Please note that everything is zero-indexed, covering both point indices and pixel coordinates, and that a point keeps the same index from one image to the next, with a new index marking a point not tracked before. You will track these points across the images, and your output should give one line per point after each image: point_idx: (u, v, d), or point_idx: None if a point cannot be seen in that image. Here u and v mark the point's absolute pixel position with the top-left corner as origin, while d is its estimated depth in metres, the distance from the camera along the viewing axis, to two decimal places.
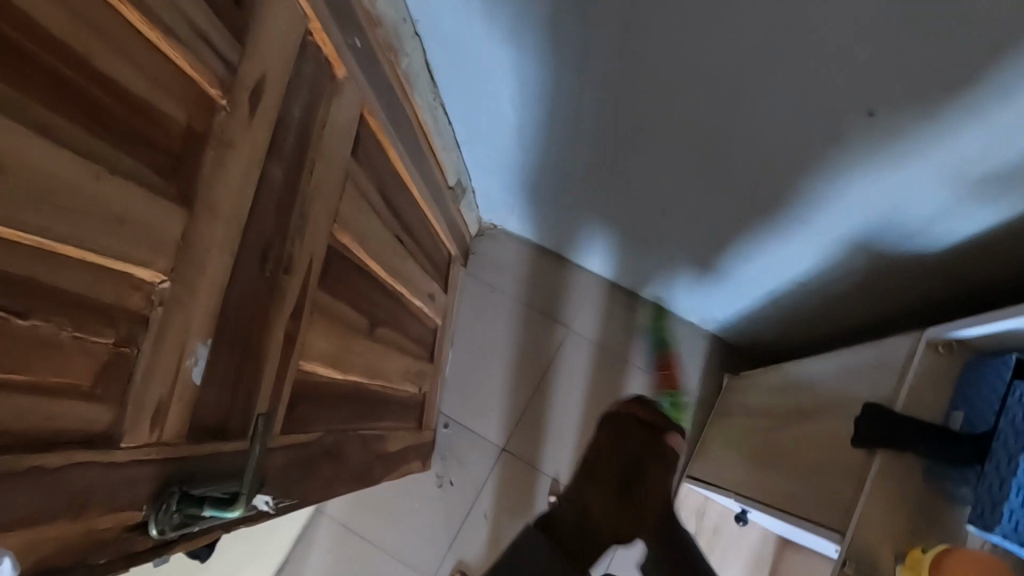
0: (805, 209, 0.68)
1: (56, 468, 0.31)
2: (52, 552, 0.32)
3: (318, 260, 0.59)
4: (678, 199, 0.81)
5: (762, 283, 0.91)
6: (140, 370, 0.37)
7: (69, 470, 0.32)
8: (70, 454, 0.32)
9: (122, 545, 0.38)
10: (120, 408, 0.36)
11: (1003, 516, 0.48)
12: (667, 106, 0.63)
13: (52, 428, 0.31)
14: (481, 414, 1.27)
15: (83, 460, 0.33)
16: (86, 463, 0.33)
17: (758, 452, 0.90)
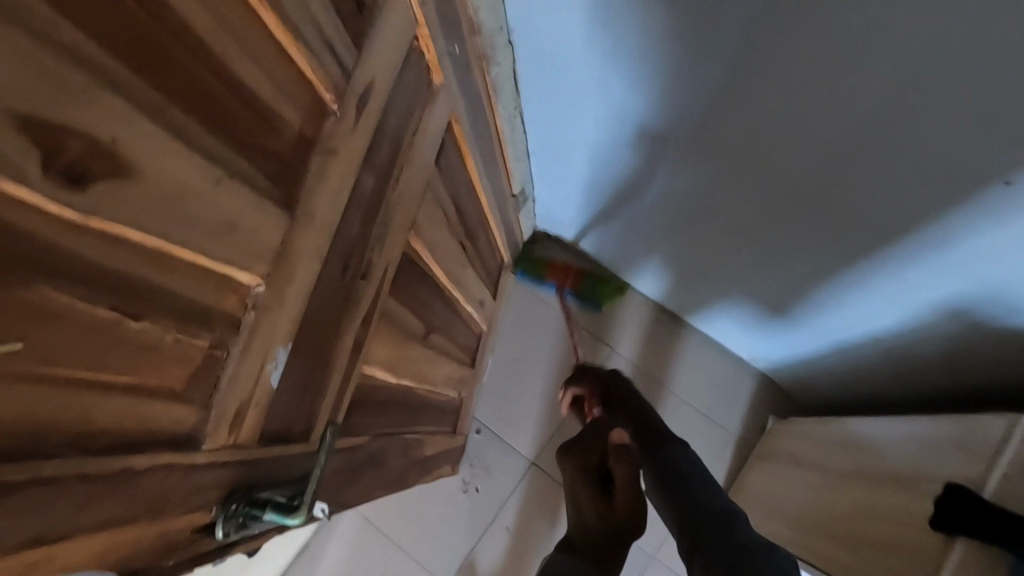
0: (900, 269, 0.65)
1: (144, 471, 0.30)
2: (129, 553, 0.32)
3: (392, 266, 0.58)
4: (757, 238, 0.78)
5: (830, 331, 0.87)
6: (226, 374, 0.36)
7: (155, 473, 0.31)
8: (158, 457, 0.31)
9: (188, 545, 0.37)
10: (204, 410, 0.35)
11: None
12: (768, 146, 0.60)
13: (144, 430, 0.31)
14: (513, 424, 1.26)
15: (169, 462, 0.32)
16: (170, 466, 0.33)
17: (806, 509, 0.87)
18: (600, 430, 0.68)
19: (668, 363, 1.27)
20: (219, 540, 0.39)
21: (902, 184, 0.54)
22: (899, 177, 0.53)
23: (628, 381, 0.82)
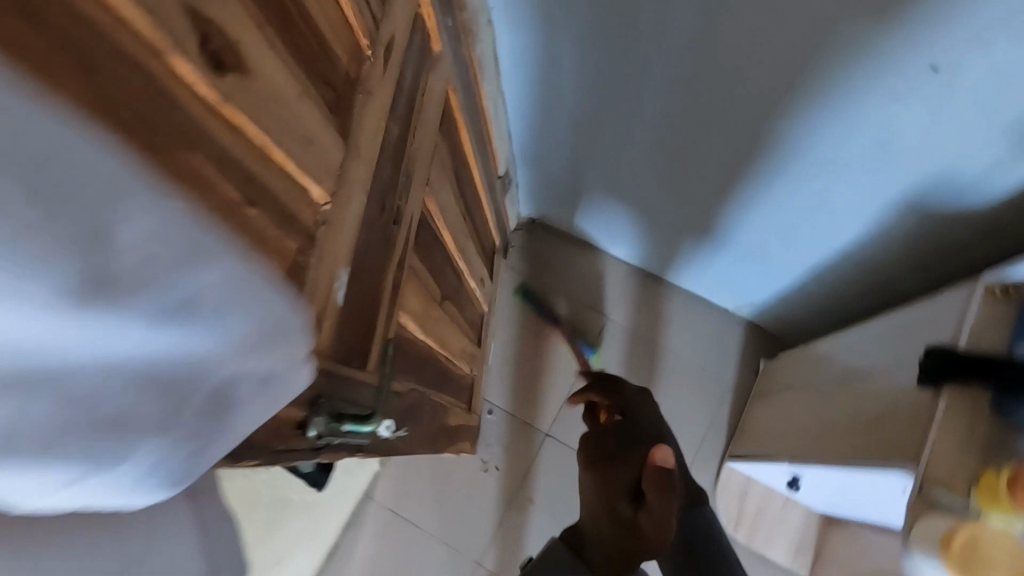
0: (853, 174, 0.71)
1: None
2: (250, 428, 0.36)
3: (414, 217, 0.64)
4: (730, 185, 0.85)
5: (806, 258, 0.95)
6: (310, 281, 0.41)
7: None
8: None
9: (285, 440, 0.41)
10: None
11: None
12: (730, 96, 0.66)
13: None
14: (523, 401, 1.30)
15: None
16: None
17: (805, 421, 0.94)
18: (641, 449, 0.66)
19: (660, 323, 1.34)
20: (310, 441, 0.43)
21: (858, 109, 0.61)
22: (849, 90, 0.58)
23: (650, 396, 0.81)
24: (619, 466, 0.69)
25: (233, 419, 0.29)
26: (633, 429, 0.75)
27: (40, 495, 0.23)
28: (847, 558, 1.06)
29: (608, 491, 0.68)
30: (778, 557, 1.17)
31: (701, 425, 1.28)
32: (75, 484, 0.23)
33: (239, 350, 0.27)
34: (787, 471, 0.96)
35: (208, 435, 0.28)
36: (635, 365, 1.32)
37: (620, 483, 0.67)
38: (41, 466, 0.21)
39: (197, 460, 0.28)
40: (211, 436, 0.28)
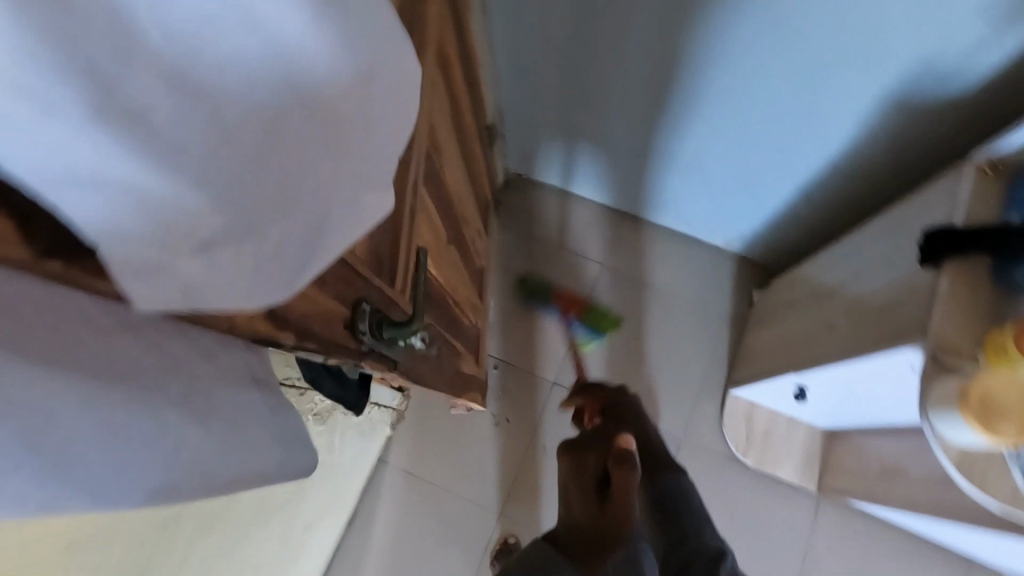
0: (841, 69, 0.75)
1: None
2: (307, 313, 0.36)
3: (423, 143, 0.63)
4: (710, 96, 0.89)
5: (790, 172, 0.99)
6: None
7: None
8: None
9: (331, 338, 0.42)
10: None
11: None
12: None
13: None
14: (527, 354, 1.30)
15: None
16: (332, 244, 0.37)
17: (807, 331, 0.97)
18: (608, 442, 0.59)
19: (656, 265, 1.35)
20: (357, 340, 0.44)
21: None
22: None
23: (634, 395, 0.76)
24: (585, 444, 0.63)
25: (328, 229, 0.28)
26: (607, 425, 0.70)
27: (170, 254, 0.20)
28: (854, 466, 1.11)
29: (580, 478, 0.59)
30: (787, 475, 1.21)
31: (702, 359, 1.30)
32: (205, 252, 0.21)
33: (330, 59, 0.24)
34: (793, 382, 0.99)
35: (312, 242, 0.26)
36: (635, 309, 1.33)
37: (590, 469, 0.59)
38: (182, 196, 0.20)
39: (295, 272, 0.26)
40: (313, 247, 0.27)
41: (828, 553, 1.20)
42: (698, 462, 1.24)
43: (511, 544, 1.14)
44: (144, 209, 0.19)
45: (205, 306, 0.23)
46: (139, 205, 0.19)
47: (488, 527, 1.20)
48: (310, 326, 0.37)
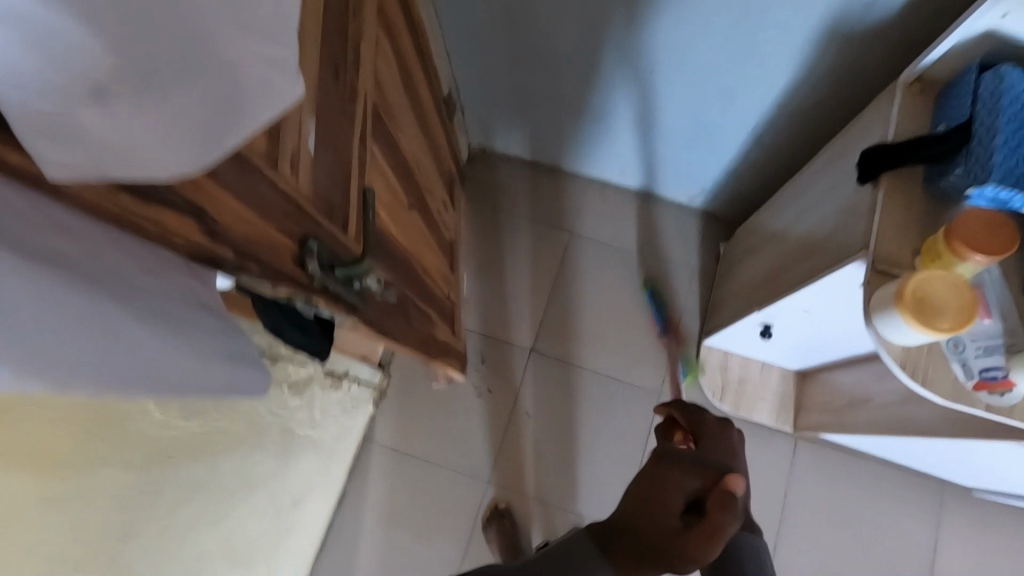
0: (773, 9, 0.77)
1: (261, 164, 0.36)
2: (246, 234, 0.39)
3: (370, 98, 0.64)
4: (656, 48, 0.90)
5: (740, 119, 1.01)
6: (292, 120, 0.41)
7: (263, 179, 0.37)
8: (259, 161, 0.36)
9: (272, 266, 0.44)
10: (280, 148, 0.39)
11: (994, 168, 0.56)
12: None
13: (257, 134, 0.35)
14: (505, 323, 1.31)
15: (269, 176, 0.37)
16: (271, 182, 0.38)
17: (768, 269, 1.00)
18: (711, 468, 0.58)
19: (625, 227, 1.37)
20: (310, 274, 0.47)
21: None
22: None
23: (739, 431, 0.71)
24: (679, 458, 0.59)
25: (246, 112, 0.26)
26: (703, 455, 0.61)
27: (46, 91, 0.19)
28: (824, 401, 1.14)
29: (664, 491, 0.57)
30: (763, 417, 1.24)
31: (676, 315, 1.32)
32: (102, 101, 0.20)
33: None
34: (759, 322, 1.02)
35: (223, 115, 0.25)
36: (607, 270, 1.35)
37: (682, 489, 0.57)
38: (77, 32, 0.18)
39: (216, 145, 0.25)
40: (226, 121, 0.25)
41: (805, 487, 1.24)
42: None
43: (501, 509, 1.18)
44: (24, 36, 0.17)
45: (121, 175, 0.23)
46: (20, 30, 0.17)
47: (482, 493, 1.21)
48: (250, 247, 0.40)
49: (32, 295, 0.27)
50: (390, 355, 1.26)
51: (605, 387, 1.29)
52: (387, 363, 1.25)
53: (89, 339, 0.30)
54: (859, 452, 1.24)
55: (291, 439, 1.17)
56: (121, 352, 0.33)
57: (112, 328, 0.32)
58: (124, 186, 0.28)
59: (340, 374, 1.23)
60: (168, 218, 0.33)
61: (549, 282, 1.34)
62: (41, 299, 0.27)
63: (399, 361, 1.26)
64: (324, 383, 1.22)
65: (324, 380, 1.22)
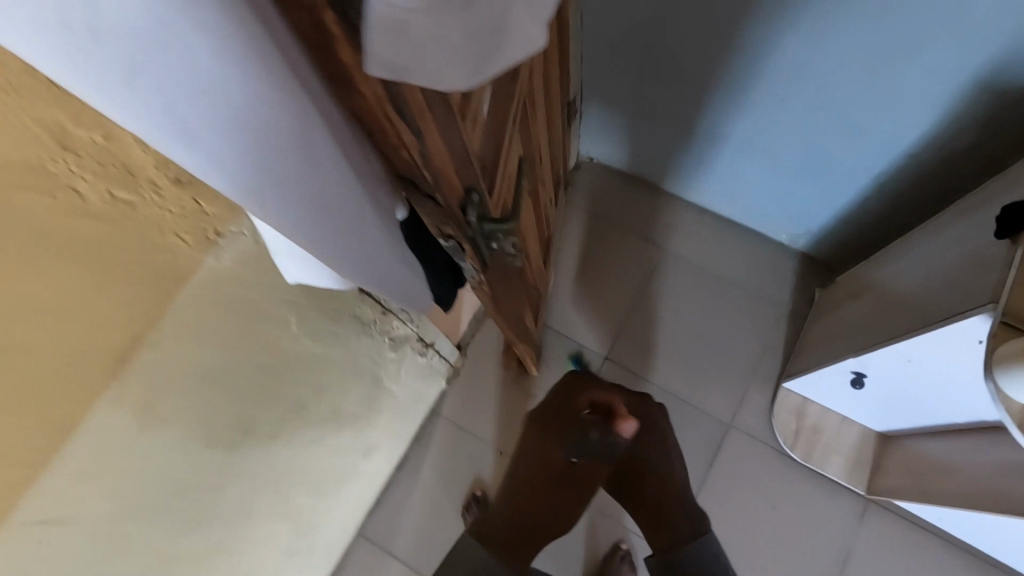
0: (924, 53, 0.77)
1: (464, 112, 0.41)
2: (436, 171, 0.45)
3: (524, 83, 0.69)
4: (785, 75, 0.91)
5: (864, 163, 1.00)
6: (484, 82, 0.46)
7: (461, 125, 0.42)
8: (464, 107, 0.41)
9: (439, 199, 0.49)
10: (476, 103, 0.44)
11: None
12: None
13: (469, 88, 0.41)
14: (583, 328, 1.34)
15: (465, 123, 0.43)
16: (465, 129, 0.43)
17: (868, 315, 0.98)
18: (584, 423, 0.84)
19: (718, 255, 1.37)
20: (465, 221, 0.52)
21: None
22: None
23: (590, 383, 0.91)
24: (570, 424, 0.85)
25: (511, 44, 0.29)
26: (575, 414, 0.86)
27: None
28: (905, 465, 1.09)
29: (547, 449, 0.86)
30: (833, 472, 1.20)
31: (755, 351, 1.31)
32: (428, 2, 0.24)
33: None
34: (852, 368, 0.99)
35: (491, 46, 0.28)
36: (693, 293, 1.35)
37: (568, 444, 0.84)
38: None
39: (485, 61, 0.28)
40: (492, 50, 0.28)
41: (868, 553, 1.18)
42: (743, 448, 1.25)
43: (479, 496, 1.20)
44: None
45: (411, 80, 0.27)
46: None
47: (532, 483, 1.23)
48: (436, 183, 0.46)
49: (278, 90, 0.34)
50: (469, 336, 1.31)
51: (673, 409, 1.28)
52: (466, 345, 1.30)
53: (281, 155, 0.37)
54: (934, 529, 1.17)
55: (370, 397, 1.19)
56: (292, 179, 0.40)
57: (317, 203, 0.43)
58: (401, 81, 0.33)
59: (427, 342, 1.24)
60: (396, 128, 0.39)
61: (635, 295, 1.36)
62: (279, 95, 0.34)
63: (478, 345, 1.31)
64: (416, 347, 1.24)
65: (414, 346, 1.23)
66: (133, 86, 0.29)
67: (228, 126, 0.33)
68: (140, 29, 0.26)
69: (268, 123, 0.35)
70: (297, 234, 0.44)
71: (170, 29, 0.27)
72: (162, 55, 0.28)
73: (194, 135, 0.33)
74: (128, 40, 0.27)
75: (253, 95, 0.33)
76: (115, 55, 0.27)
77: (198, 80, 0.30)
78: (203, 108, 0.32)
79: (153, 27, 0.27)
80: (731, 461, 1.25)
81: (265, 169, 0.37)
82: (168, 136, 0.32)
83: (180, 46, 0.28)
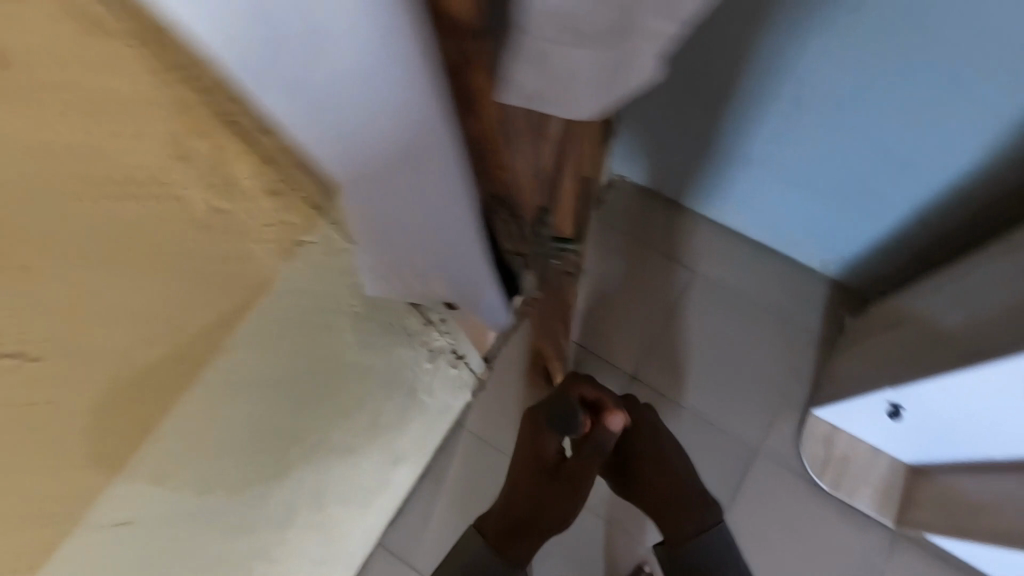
0: (980, 91, 0.77)
1: None
2: None
3: None
4: (836, 101, 0.89)
5: (906, 194, 1.00)
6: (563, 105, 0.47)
7: None
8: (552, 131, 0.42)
9: None
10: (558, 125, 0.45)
11: None
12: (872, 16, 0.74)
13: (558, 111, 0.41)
14: (611, 345, 1.34)
15: None
16: None
17: (907, 346, 0.98)
18: (568, 413, 0.92)
19: (748, 278, 1.36)
20: None
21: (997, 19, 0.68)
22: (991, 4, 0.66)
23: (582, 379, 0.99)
24: (555, 416, 0.94)
25: (643, 64, 0.33)
26: (560, 405, 0.94)
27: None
28: (938, 500, 1.08)
29: (541, 441, 0.96)
30: (862, 503, 1.19)
31: (783, 377, 1.30)
32: (577, 47, 0.30)
33: None
34: (891, 399, 0.98)
35: (627, 66, 0.33)
36: (722, 316, 1.35)
37: (552, 436, 0.95)
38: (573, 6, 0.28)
39: (620, 81, 0.34)
40: (628, 69, 0.33)
41: None
42: (770, 475, 1.24)
43: None
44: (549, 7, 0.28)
45: (554, 110, 0.35)
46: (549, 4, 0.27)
47: None
48: None
49: (431, 127, 0.39)
50: (497, 349, 1.27)
51: (699, 431, 1.28)
52: (492, 358, 1.27)
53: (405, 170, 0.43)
54: (962, 564, 1.16)
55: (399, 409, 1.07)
56: (406, 186, 0.45)
57: (418, 209, 0.48)
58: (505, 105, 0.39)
59: (461, 354, 1.14)
60: None
61: (663, 316, 1.35)
62: (429, 130, 0.39)
63: (504, 357, 1.29)
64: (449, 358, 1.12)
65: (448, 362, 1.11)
66: (293, 76, 0.33)
67: (374, 142, 0.39)
68: (355, 65, 0.32)
69: (415, 147, 0.40)
70: (391, 225, 0.51)
71: (382, 69, 0.33)
72: (358, 85, 0.34)
73: (343, 138, 0.38)
74: (329, 49, 0.31)
75: (412, 126, 0.38)
76: (294, 54, 0.32)
77: (348, 90, 0.34)
78: (340, 110, 0.36)
79: (369, 65, 0.32)
80: (757, 488, 1.24)
81: (386, 176, 0.43)
82: (321, 131, 0.38)
83: (347, 61, 0.32)
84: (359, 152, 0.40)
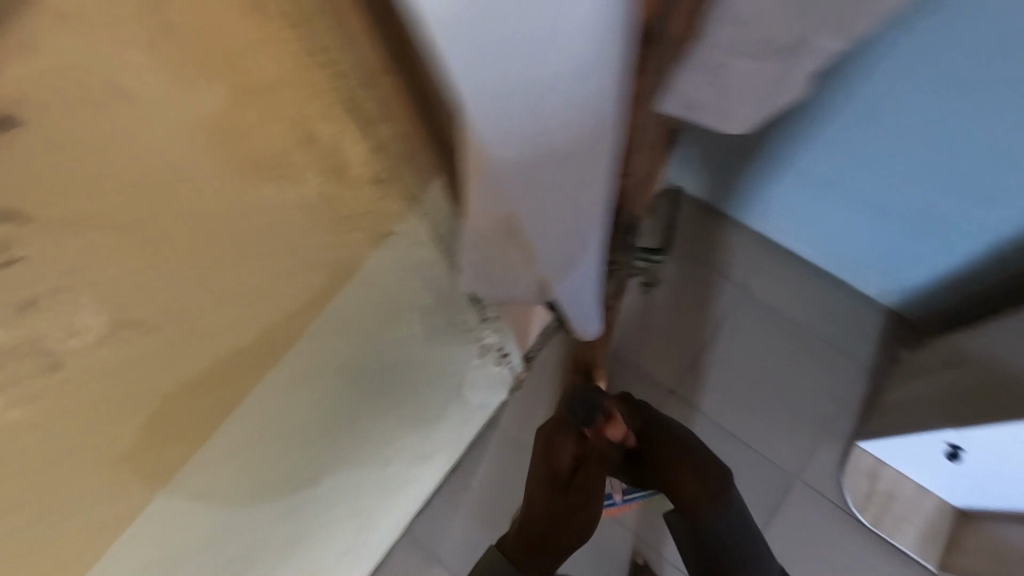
0: None
1: None
2: None
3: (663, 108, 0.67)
4: (922, 135, 0.86)
5: (986, 230, 0.95)
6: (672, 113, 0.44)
7: None
8: None
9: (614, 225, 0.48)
10: None
11: None
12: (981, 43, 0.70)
13: None
14: (653, 358, 1.31)
15: None
16: None
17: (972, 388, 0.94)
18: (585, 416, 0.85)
19: (800, 301, 1.31)
20: None
21: None
22: None
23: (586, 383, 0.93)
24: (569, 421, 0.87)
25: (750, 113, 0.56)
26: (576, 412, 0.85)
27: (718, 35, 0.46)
28: (985, 548, 1.05)
29: (556, 450, 0.87)
30: (903, 543, 1.15)
31: (829, 405, 1.26)
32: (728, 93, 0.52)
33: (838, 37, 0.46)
34: (952, 442, 0.95)
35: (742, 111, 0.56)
36: (771, 337, 1.31)
37: (569, 444, 0.86)
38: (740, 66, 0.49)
39: (738, 117, 0.57)
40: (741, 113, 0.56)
41: None
42: (808, 505, 1.21)
43: None
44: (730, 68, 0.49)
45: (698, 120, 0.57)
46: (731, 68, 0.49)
47: None
48: None
49: (608, 126, 0.39)
50: (536, 350, 1.27)
51: (738, 453, 1.25)
52: (532, 358, 1.26)
53: (571, 173, 0.43)
54: None
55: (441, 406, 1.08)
56: (562, 189, 0.45)
57: (570, 213, 0.49)
58: (655, 106, 0.51)
59: (505, 352, 1.13)
60: None
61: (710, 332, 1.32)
62: (605, 131, 0.40)
63: (542, 360, 1.28)
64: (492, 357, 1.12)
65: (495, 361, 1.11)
66: (505, 81, 0.34)
67: (560, 143, 0.40)
68: (570, 61, 0.33)
69: (591, 146, 0.41)
70: (540, 227, 0.50)
71: (591, 65, 0.34)
72: (565, 81, 0.34)
73: (535, 141, 0.39)
74: (548, 47, 0.32)
75: (596, 126, 0.39)
76: (515, 68, 0.33)
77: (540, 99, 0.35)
78: (531, 121, 0.37)
79: (581, 62, 0.33)
80: (793, 516, 1.21)
81: (552, 181, 0.44)
82: (514, 135, 0.39)
83: (563, 63, 0.33)
84: (539, 156, 0.41)
